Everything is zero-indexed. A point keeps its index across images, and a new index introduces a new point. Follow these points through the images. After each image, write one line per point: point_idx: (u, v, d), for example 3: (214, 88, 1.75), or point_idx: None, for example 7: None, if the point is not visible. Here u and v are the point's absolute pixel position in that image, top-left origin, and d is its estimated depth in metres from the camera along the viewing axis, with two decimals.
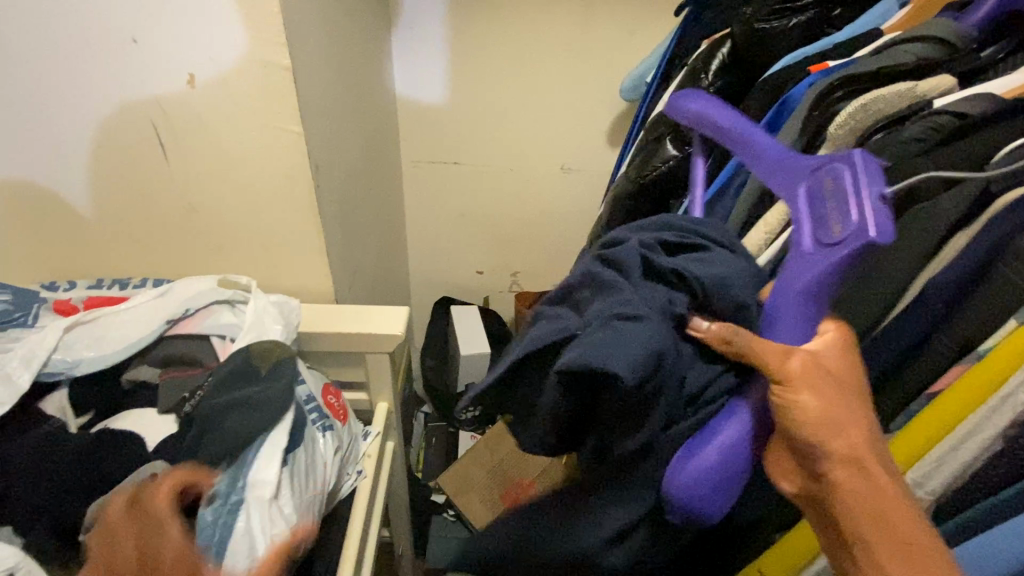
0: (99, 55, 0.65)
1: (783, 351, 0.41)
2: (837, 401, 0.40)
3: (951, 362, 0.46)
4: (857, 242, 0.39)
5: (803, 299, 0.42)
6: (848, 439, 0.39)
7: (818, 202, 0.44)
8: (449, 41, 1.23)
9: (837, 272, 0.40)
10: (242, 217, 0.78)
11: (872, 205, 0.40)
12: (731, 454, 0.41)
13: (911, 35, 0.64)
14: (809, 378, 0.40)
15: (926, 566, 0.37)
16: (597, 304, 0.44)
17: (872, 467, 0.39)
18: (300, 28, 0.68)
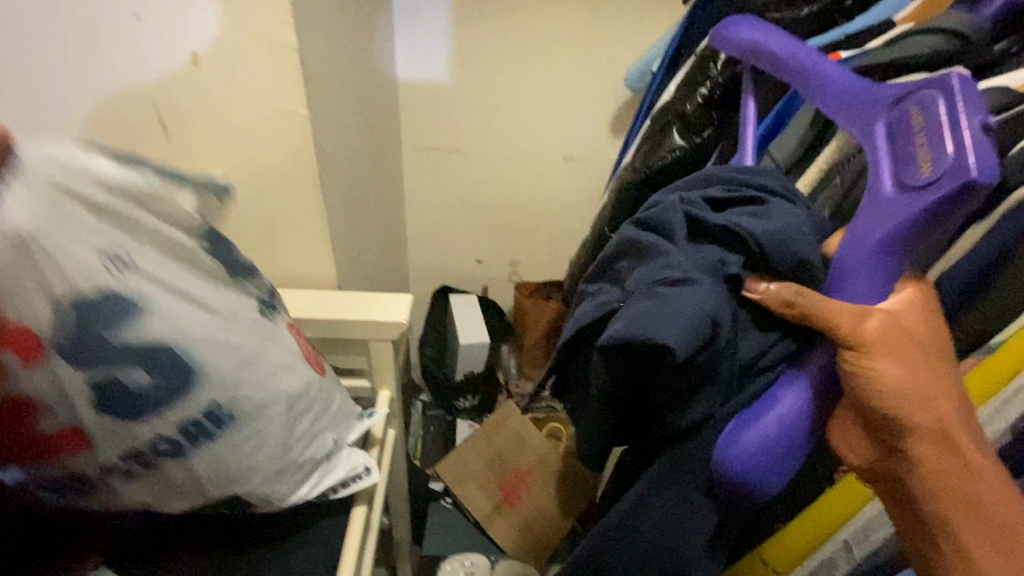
0: (100, 30, 0.64)
1: (859, 313, 0.41)
2: (914, 371, 0.41)
3: (964, 353, 0.48)
4: (952, 182, 0.36)
5: (881, 250, 0.41)
6: (928, 409, 0.41)
7: (905, 137, 0.42)
8: (453, 25, 1.22)
9: (920, 222, 0.38)
10: (246, 201, 0.77)
11: (971, 137, 0.36)
12: (790, 424, 0.42)
13: (926, 26, 0.64)
14: (890, 346, 0.41)
15: (1001, 520, 0.42)
16: (642, 272, 0.48)
17: (956, 434, 0.41)
18: (307, 8, 0.67)
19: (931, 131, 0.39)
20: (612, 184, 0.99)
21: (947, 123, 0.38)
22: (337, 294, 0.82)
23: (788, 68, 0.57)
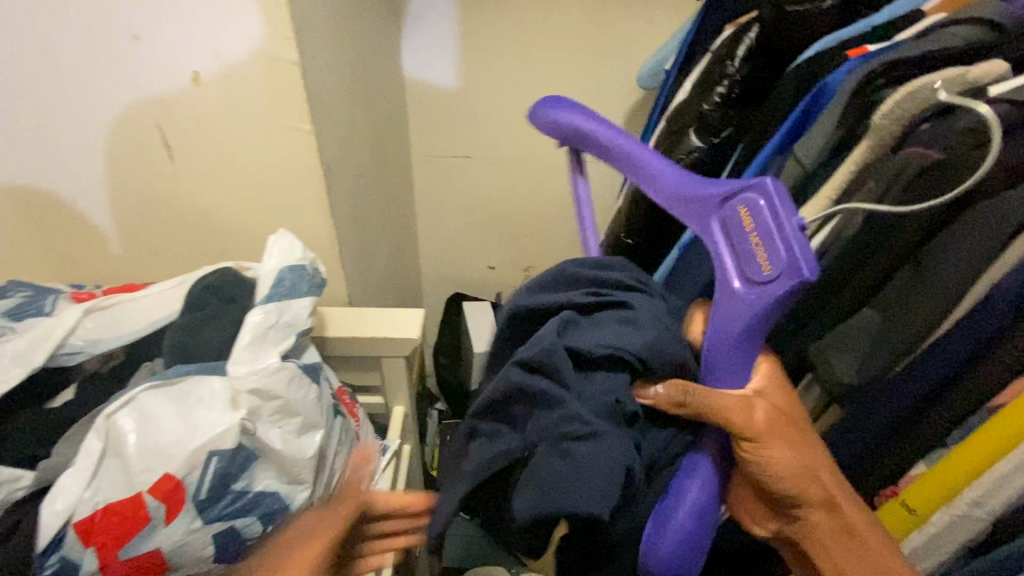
0: (101, 52, 0.63)
1: (745, 405, 0.42)
2: (797, 451, 0.43)
3: (1013, 376, 0.43)
4: (790, 281, 0.38)
5: (741, 342, 0.42)
6: (816, 484, 0.44)
7: (735, 238, 0.42)
8: (459, 30, 1.19)
9: (768, 314, 0.40)
10: (253, 218, 0.76)
11: (794, 238, 0.38)
12: (702, 513, 0.42)
13: (959, 17, 0.60)
14: (774, 431, 0.43)
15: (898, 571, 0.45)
16: (535, 424, 0.44)
17: (847, 506, 0.45)
18: (307, 22, 0.65)
19: (756, 231, 0.40)
20: (627, 188, 0.96)
21: (772, 228, 0.39)
22: (346, 310, 0.80)
23: (620, 161, 0.54)
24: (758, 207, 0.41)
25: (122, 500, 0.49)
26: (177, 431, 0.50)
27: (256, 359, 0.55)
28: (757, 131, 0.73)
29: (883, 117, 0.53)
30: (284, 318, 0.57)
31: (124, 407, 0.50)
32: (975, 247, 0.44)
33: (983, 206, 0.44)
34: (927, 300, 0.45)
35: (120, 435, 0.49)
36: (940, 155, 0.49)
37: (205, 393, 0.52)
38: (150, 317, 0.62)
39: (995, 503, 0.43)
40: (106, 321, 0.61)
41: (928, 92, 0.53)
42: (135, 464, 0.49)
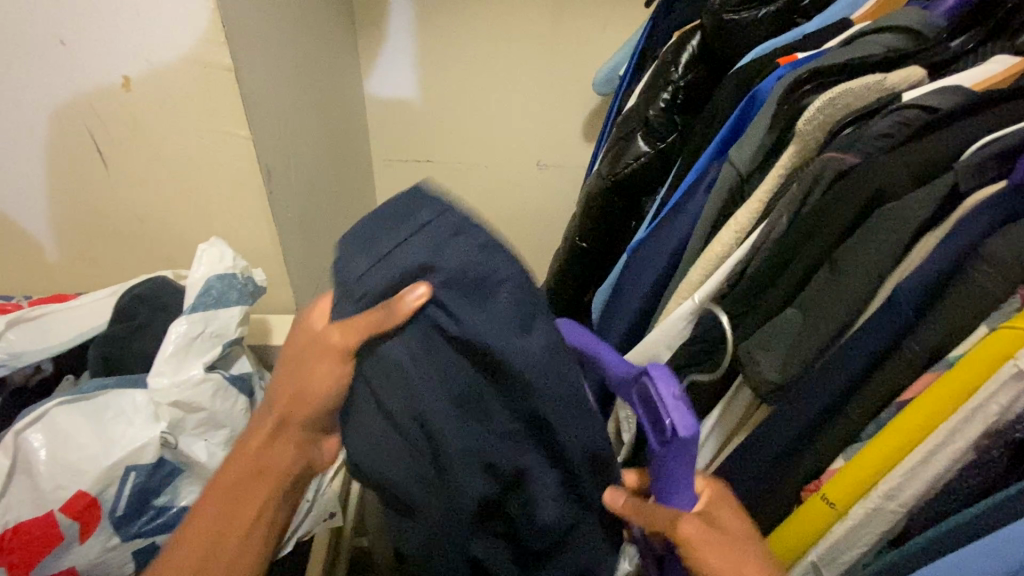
0: (24, 55, 0.61)
1: (648, 487, 0.42)
2: (680, 508, 0.42)
3: (918, 371, 0.45)
4: (683, 445, 0.37)
5: (678, 475, 0.41)
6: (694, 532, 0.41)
7: (644, 419, 0.41)
8: (416, 35, 1.19)
9: (684, 460, 0.39)
10: (194, 225, 0.74)
11: (672, 402, 0.38)
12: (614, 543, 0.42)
13: (881, 25, 0.62)
14: (654, 493, 0.42)
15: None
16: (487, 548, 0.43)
17: (716, 549, 0.41)
18: (243, 26, 0.64)
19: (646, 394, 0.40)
20: (580, 191, 0.97)
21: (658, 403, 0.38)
22: (293, 317, 0.79)
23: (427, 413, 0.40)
24: (652, 395, 0.39)
25: (30, 520, 0.46)
26: (92, 446, 0.48)
27: (178, 369, 0.53)
28: (698, 135, 0.74)
29: (806, 122, 0.55)
30: (211, 328, 0.56)
31: (34, 424, 0.47)
32: (883, 248, 0.45)
33: (885, 208, 0.46)
34: (839, 298, 0.46)
35: (30, 452, 0.47)
36: (854, 160, 0.49)
37: (123, 406, 0.51)
38: (79, 328, 0.60)
39: (906, 497, 0.44)
40: (30, 333, 0.58)
41: (845, 98, 0.54)
42: (44, 482, 0.47)
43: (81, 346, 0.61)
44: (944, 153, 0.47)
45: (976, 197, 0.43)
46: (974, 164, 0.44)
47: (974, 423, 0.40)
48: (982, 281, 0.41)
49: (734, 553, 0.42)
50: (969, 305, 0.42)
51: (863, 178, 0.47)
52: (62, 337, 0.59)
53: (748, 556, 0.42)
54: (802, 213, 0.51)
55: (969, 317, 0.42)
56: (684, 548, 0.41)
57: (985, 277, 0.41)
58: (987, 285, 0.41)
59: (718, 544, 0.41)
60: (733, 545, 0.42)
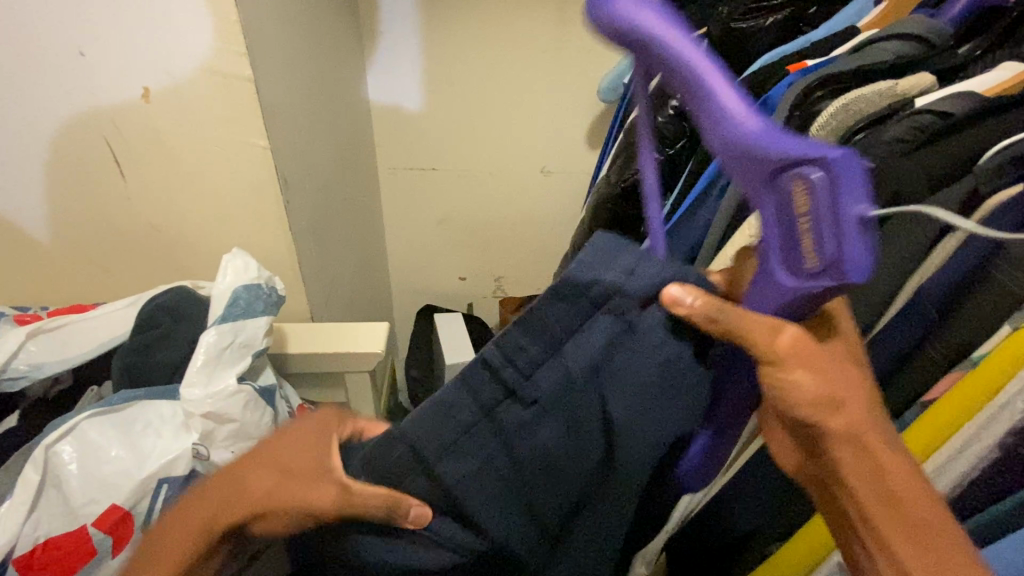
0: (43, 68, 0.61)
1: (772, 326, 0.37)
2: (830, 376, 0.39)
3: (942, 372, 0.45)
4: (833, 280, 0.33)
5: (781, 308, 0.37)
6: (848, 417, 0.39)
7: (789, 219, 0.34)
8: (422, 44, 1.20)
9: (805, 300, 0.36)
10: (210, 235, 0.75)
11: (852, 231, 0.31)
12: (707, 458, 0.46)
13: (890, 32, 0.63)
14: (801, 355, 0.38)
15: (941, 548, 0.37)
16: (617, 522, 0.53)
17: (811, 369, 0.38)
18: (261, 38, 0.65)
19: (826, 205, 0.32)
20: (589, 197, 0.97)
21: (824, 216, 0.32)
22: (308, 325, 0.79)
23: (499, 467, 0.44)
24: (815, 187, 0.32)
25: (62, 534, 0.47)
26: (124, 460, 0.49)
27: (210, 379, 0.53)
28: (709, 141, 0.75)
29: (819, 128, 0.57)
30: (240, 338, 0.56)
31: (63, 438, 0.47)
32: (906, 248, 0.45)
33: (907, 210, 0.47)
34: (862, 301, 0.47)
35: (61, 466, 0.47)
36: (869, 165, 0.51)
37: (151, 418, 0.51)
38: (98, 339, 0.60)
39: None
40: (50, 345, 0.59)
41: (859, 104, 0.56)
42: (76, 497, 0.47)
43: (101, 356, 0.61)
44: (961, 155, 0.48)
45: (997, 198, 0.44)
46: (992, 168, 0.44)
47: (999, 420, 0.40)
48: (1007, 283, 0.41)
49: (829, 371, 0.39)
50: (994, 305, 0.42)
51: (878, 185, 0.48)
52: (83, 348, 0.59)
53: (840, 376, 0.39)
54: None
55: (994, 317, 0.42)
56: (782, 364, 0.38)
57: (1010, 280, 0.41)
58: (1011, 286, 0.41)
59: (816, 365, 0.38)
60: (824, 370, 0.39)
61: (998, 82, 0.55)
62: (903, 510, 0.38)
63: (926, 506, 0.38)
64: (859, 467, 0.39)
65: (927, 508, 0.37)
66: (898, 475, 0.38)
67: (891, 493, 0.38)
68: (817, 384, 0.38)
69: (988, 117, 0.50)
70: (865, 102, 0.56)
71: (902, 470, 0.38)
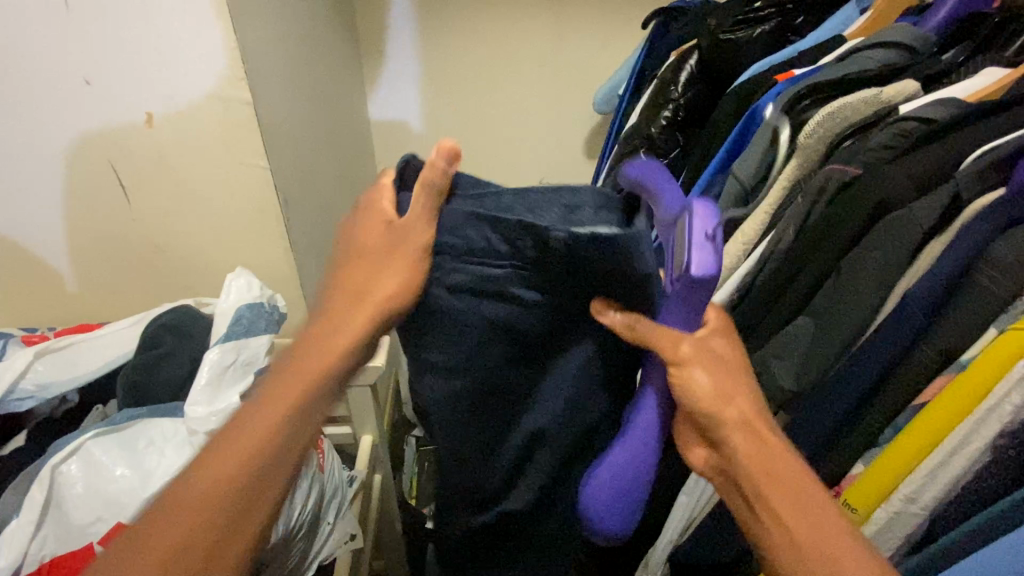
0: (50, 96, 0.63)
1: (675, 337, 0.41)
2: (722, 378, 0.42)
3: (934, 373, 0.45)
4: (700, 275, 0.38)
5: (686, 290, 0.40)
6: (739, 407, 0.42)
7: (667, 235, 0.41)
8: (420, 62, 1.23)
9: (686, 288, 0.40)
10: (213, 254, 0.76)
11: (699, 243, 0.37)
12: (628, 475, 0.42)
13: (875, 40, 0.65)
14: (699, 359, 0.42)
15: (802, 497, 0.40)
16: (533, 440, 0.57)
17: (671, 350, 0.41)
18: (261, 63, 0.67)
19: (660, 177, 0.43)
20: None
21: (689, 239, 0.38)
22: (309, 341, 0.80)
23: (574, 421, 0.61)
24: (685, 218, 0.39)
25: (65, 553, 0.45)
26: (128, 478, 0.47)
27: (215, 398, 0.53)
28: (703, 149, 0.76)
29: (807, 135, 0.58)
30: (242, 356, 0.55)
31: (70, 457, 0.47)
32: (894, 255, 0.47)
33: (890, 216, 0.48)
34: (856, 305, 0.48)
35: (67, 485, 0.46)
36: (857, 171, 0.52)
37: (154, 435, 0.50)
38: (106, 357, 0.61)
39: (925, 500, 0.44)
40: (59, 364, 0.60)
41: (844, 112, 0.56)
42: (80, 517, 0.46)
43: (106, 375, 0.62)
44: (944, 162, 0.49)
45: (979, 203, 0.45)
46: (973, 174, 0.47)
47: (987, 424, 0.41)
48: (988, 285, 0.42)
49: (717, 373, 0.42)
50: (979, 310, 0.43)
51: (864, 187, 0.50)
52: (91, 366, 0.61)
53: (733, 380, 0.42)
54: (808, 222, 0.53)
55: (984, 319, 0.43)
56: (683, 366, 0.41)
57: (991, 282, 0.42)
58: (993, 288, 0.42)
59: (711, 360, 0.42)
60: (728, 369, 0.43)
61: (978, 89, 0.56)
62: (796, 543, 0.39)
63: (811, 498, 0.40)
64: (752, 486, 0.40)
65: (822, 536, 0.38)
66: (776, 465, 0.40)
67: (790, 495, 0.40)
68: (713, 385, 0.41)
69: (970, 123, 0.52)
70: (848, 112, 0.57)
71: (792, 466, 0.41)
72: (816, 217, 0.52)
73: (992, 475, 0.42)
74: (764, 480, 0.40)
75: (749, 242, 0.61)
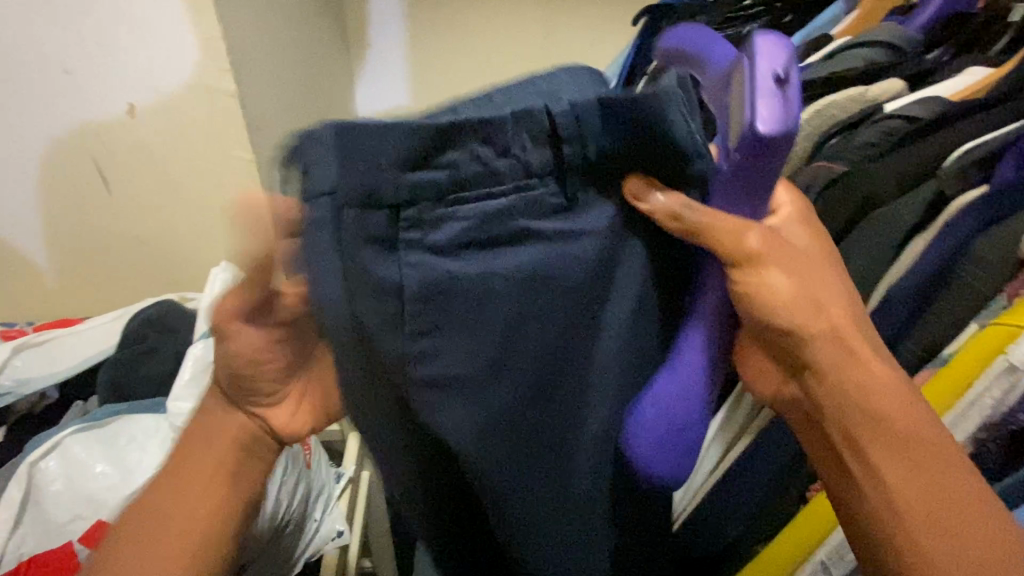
0: (27, 84, 0.62)
1: (741, 227, 0.35)
2: (801, 283, 0.38)
3: (916, 367, 0.46)
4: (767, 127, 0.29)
5: (748, 164, 0.32)
6: (833, 314, 0.38)
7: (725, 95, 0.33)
8: (410, 57, 1.22)
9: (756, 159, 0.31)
10: (197, 248, 0.75)
11: (764, 84, 0.29)
12: (685, 403, 0.37)
13: (863, 38, 0.65)
14: (775, 254, 0.37)
15: (932, 462, 0.36)
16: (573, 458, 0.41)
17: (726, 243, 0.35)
18: (247, 54, 0.66)
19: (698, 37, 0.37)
20: None
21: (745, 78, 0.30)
22: None
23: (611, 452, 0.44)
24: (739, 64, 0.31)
25: (45, 552, 0.45)
26: (107, 475, 0.47)
27: (197, 394, 0.52)
28: None
29: (795, 133, 0.59)
30: None
31: (48, 454, 0.47)
32: (877, 251, 0.47)
33: (875, 212, 0.48)
34: None
35: (46, 483, 0.46)
36: (843, 168, 0.53)
37: (135, 432, 0.50)
38: (86, 352, 0.60)
39: None
40: (36, 359, 0.59)
41: (833, 109, 0.57)
42: (58, 515, 0.46)
43: (87, 371, 0.61)
44: (928, 160, 0.49)
45: (961, 200, 0.45)
46: (956, 170, 0.47)
47: (969, 418, 0.41)
48: (970, 279, 0.43)
49: (794, 271, 0.37)
50: (960, 305, 0.43)
51: (850, 184, 0.50)
52: (70, 361, 0.59)
53: (816, 270, 0.39)
54: None
55: (965, 314, 0.43)
56: (756, 262, 0.36)
57: (973, 276, 0.43)
58: (974, 282, 0.43)
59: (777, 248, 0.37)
60: (811, 270, 0.39)
61: (962, 89, 0.57)
62: (936, 512, 0.35)
63: (926, 426, 0.36)
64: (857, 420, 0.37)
65: (947, 475, 0.35)
66: (883, 400, 0.37)
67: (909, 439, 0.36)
68: (791, 287, 0.37)
69: (956, 121, 0.52)
70: (835, 109, 0.57)
71: (900, 390, 0.37)
72: None
73: (973, 467, 0.43)
74: (863, 424, 0.37)
75: None
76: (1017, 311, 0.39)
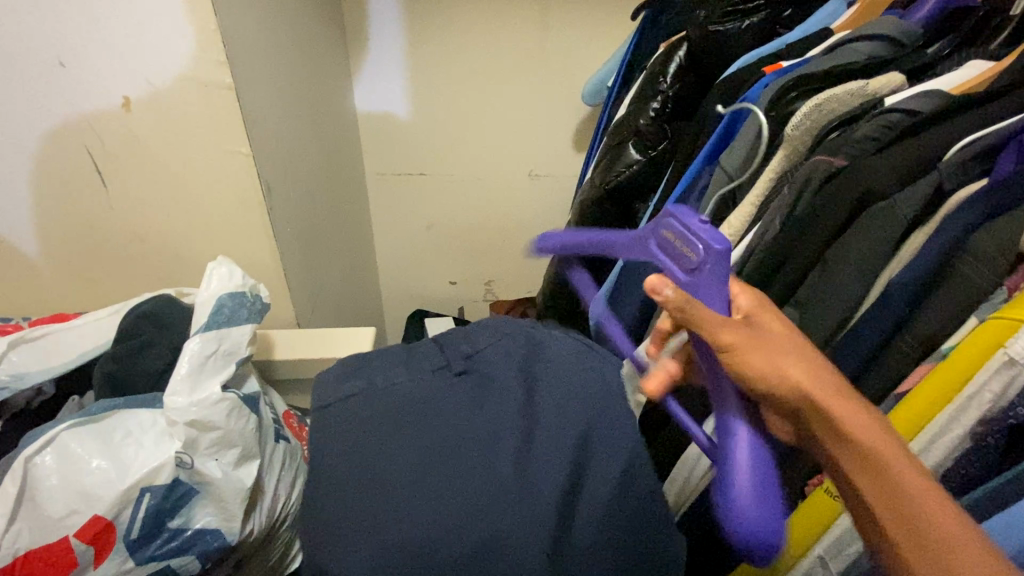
0: (21, 78, 0.61)
1: (721, 321, 0.40)
2: (769, 341, 0.40)
3: (915, 362, 0.46)
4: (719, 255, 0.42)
5: (717, 280, 0.43)
6: (793, 376, 0.39)
7: (671, 249, 0.47)
8: (408, 51, 1.21)
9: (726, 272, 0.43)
10: (194, 243, 0.75)
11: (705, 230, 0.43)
12: (760, 475, 0.38)
13: (862, 32, 0.65)
14: (762, 312, 0.42)
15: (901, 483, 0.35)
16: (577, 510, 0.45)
17: (756, 351, 0.40)
18: (243, 48, 0.66)
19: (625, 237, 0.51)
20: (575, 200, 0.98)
21: (688, 231, 0.44)
22: (294, 331, 0.79)
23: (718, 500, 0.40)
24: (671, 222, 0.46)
25: (41, 546, 0.44)
26: (104, 470, 0.46)
27: (196, 388, 0.51)
28: (690, 142, 0.76)
29: (794, 127, 0.58)
30: (224, 346, 0.54)
31: (44, 448, 0.46)
32: (877, 246, 0.47)
33: (875, 207, 0.48)
34: (841, 295, 0.48)
35: (42, 478, 0.45)
36: (842, 163, 0.53)
37: (132, 428, 0.49)
38: (82, 348, 0.60)
39: None
40: (32, 355, 0.58)
41: (831, 104, 0.57)
42: (53, 511, 0.44)
43: (84, 366, 0.61)
44: (927, 154, 0.49)
45: (961, 194, 0.45)
46: (956, 164, 0.47)
47: (968, 411, 0.41)
48: (969, 274, 0.42)
49: (772, 354, 0.39)
50: (960, 299, 0.43)
51: (849, 178, 0.50)
52: (66, 357, 0.59)
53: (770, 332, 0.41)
54: (794, 214, 0.54)
55: (963, 308, 0.43)
56: (731, 347, 0.40)
57: (972, 271, 0.42)
58: (973, 276, 0.42)
59: (750, 331, 0.40)
60: (773, 346, 0.40)
61: (962, 82, 0.56)
62: (914, 524, 0.34)
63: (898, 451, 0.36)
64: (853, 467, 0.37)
65: (943, 513, 0.34)
66: (869, 437, 0.37)
67: (898, 489, 0.35)
68: (785, 345, 0.40)
69: (956, 115, 0.52)
70: (834, 103, 0.57)
71: (863, 415, 0.37)
72: (802, 209, 0.53)
73: (972, 460, 0.43)
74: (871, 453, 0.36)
75: (737, 233, 0.62)
76: (1015, 305, 0.39)
